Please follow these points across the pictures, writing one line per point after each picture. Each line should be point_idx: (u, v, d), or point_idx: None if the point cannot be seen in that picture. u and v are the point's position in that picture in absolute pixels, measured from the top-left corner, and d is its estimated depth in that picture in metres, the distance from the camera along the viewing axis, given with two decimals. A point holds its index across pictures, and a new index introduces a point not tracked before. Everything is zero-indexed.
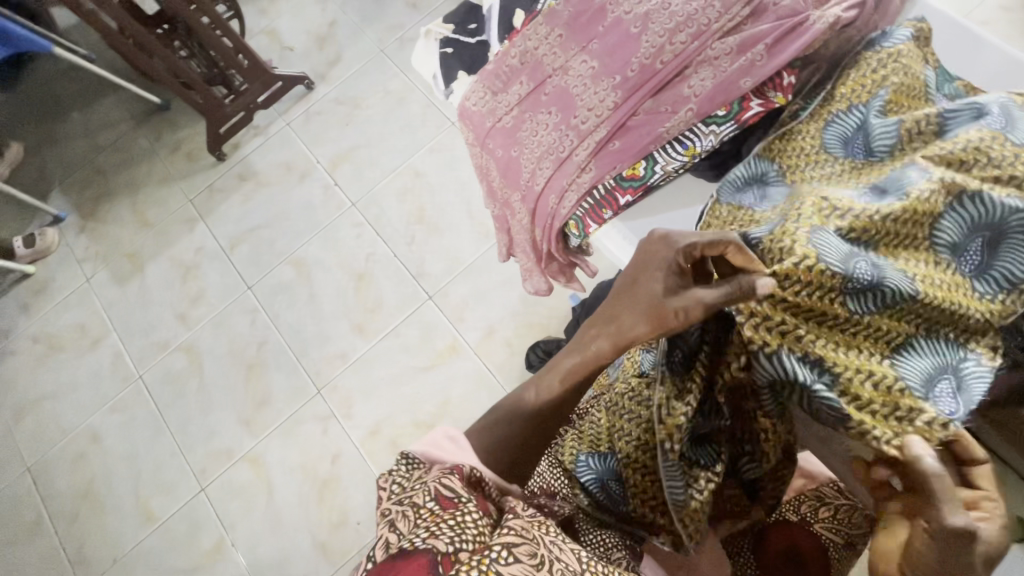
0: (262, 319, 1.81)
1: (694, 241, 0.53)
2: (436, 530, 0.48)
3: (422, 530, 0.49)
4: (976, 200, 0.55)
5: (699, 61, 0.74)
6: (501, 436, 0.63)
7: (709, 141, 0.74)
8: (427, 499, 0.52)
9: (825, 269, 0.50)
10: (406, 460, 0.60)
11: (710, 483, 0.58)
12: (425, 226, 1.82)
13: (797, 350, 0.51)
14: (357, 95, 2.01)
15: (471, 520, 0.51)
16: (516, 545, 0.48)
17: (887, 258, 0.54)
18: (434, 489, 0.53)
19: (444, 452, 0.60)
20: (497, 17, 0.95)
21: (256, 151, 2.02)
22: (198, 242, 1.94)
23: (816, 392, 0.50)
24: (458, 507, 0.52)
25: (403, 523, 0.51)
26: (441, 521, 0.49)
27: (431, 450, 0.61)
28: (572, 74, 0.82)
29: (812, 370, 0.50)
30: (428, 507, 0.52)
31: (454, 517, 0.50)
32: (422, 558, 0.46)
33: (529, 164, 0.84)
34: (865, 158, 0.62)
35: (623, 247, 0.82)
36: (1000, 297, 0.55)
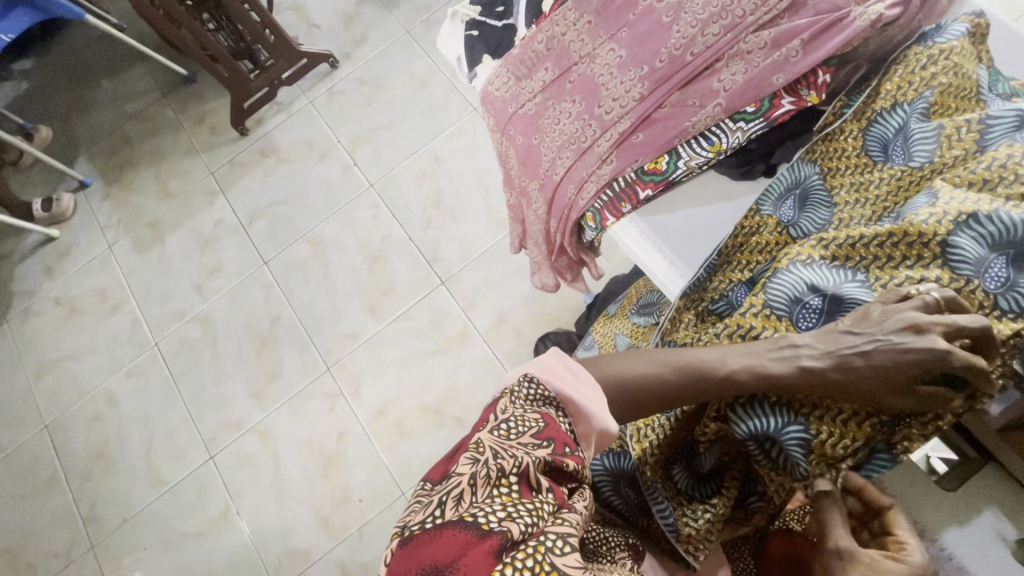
0: (276, 294, 1.83)
1: (914, 312, 0.51)
2: (513, 513, 0.47)
3: (498, 506, 0.47)
4: (990, 219, 0.54)
5: (730, 54, 0.72)
6: (636, 376, 0.59)
7: (736, 137, 0.72)
8: (513, 472, 0.50)
9: (773, 313, 0.60)
10: (525, 381, 0.58)
11: (707, 513, 0.63)
12: (441, 210, 1.81)
13: (765, 401, 0.57)
14: (380, 76, 2.00)
15: (545, 508, 0.49)
16: (572, 537, 0.48)
17: (877, 283, 0.57)
18: (525, 462, 0.51)
19: (570, 386, 0.58)
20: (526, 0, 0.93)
21: (278, 127, 2.03)
22: (218, 215, 1.96)
23: (786, 438, 0.56)
24: (535, 493, 0.50)
25: (478, 483, 0.49)
26: (517, 504, 0.48)
27: (551, 379, 0.58)
28: (599, 62, 0.80)
29: (779, 417, 0.56)
30: (509, 482, 0.49)
31: (529, 503, 0.48)
32: (491, 540, 0.45)
33: (550, 152, 0.83)
34: (903, 163, 0.62)
35: (642, 246, 0.76)
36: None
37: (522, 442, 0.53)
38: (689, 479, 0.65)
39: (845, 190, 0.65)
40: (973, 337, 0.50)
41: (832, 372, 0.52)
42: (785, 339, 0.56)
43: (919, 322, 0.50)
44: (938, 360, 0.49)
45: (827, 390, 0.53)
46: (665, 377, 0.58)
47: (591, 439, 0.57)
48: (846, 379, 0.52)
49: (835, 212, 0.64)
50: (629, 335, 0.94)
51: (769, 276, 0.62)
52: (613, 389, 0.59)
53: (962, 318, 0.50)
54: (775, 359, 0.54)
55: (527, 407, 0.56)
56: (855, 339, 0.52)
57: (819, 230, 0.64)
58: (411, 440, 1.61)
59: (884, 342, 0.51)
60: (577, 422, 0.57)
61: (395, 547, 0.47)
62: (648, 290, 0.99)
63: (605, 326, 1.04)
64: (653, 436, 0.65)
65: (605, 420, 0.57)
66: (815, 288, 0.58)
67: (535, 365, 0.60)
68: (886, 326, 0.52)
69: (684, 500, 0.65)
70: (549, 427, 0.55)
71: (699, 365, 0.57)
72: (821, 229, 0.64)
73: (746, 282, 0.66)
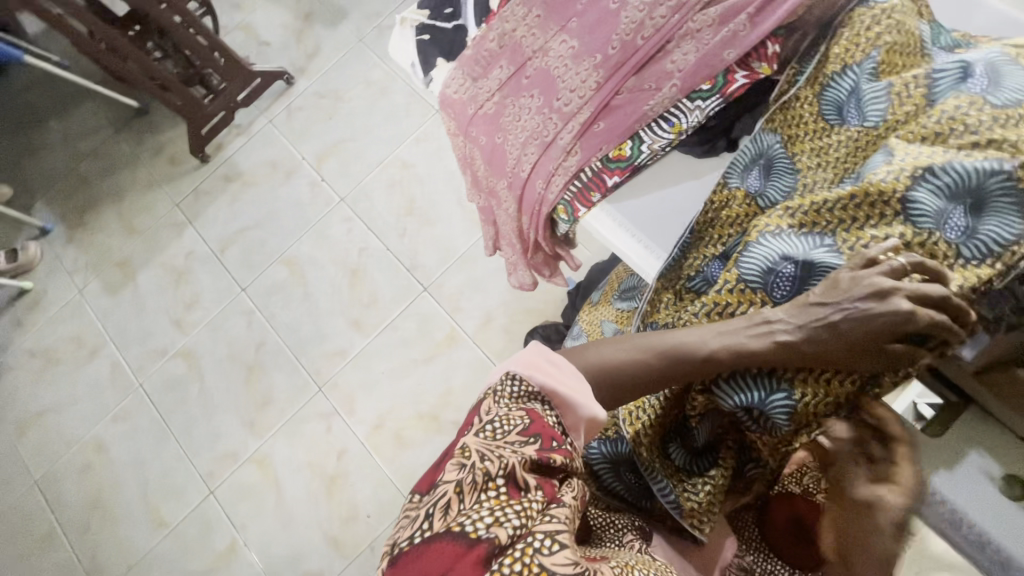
0: (258, 320, 1.81)
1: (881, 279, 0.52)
2: (501, 517, 0.47)
3: (486, 511, 0.48)
4: (946, 170, 0.55)
5: (680, 35, 0.72)
6: (620, 362, 0.59)
7: (695, 116, 0.72)
8: (500, 475, 0.50)
9: (747, 286, 0.61)
10: (507, 379, 0.58)
11: (707, 485, 0.64)
12: (416, 217, 1.80)
13: (750, 370, 0.57)
14: (338, 88, 1.97)
15: (533, 507, 0.49)
16: (562, 533, 0.47)
17: (845, 246, 0.58)
18: (511, 462, 0.51)
19: (553, 378, 0.58)
20: None
21: (240, 151, 2.00)
22: (188, 246, 1.93)
23: (774, 402, 0.56)
24: (524, 492, 0.50)
25: (465, 490, 0.49)
26: (505, 507, 0.48)
27: (533, 373, 0.58)
28: (552, 55, 0.79)
29: (766, 384, 0.57)
30: (496, 485, 0.50)
31: (518, 504, 0.49)
32: (480, 548, 0.45)
33: (514, 149, 0.82)
34: (859, 124, 0.63)
35: (615, 232, 0.76)
36: (988, 263, 0.54)
37: (509, 440, 0.53)
38: (685, 454, 0.66)
39: (806, 155, 0.66)
40: (934, 303, 0.52)
41: (804, 344, 0.54)
42: (758, 314, 0.57)
43: (884, 287, 0.52)
44: (902, 323, 0.52)
45: (805, 360, 0.54)
46: (646, 363, 0.58)
47: (580, 428, 0.57)
48: (821, 350, 0.54)
49: (799, 178, 0.65)
50: (614, 321, 0.94)
51: (740, 249, 0.63)
52: (596, 378, 0.59)
53: (926, 286, 0.52)
54: (751, 336, 0.56)
55: (512, 405, 0.56)
56: (822, 309, 0.54)
57: (786, 199, 0.65)
58: (412, 449, 1.60)
59: (852, 310, 0.53)
60: (564, 415, 0.57)
61: (387, 564, 0.47)
62: (628, 275, 1.00)
63: (590, 314, 1.04)
64: (646, 417, 0.65)
65: (592, 408, 0.57)
66: (787, 256, 0.59)
67: (516, 362, 0.59)
68: (852, 293, 0.53)
69: (683, 476, 0.66)
70: (535, 423, 0.55)
71: (677, 348, 0.57)
72: (787, 196, 0.65)
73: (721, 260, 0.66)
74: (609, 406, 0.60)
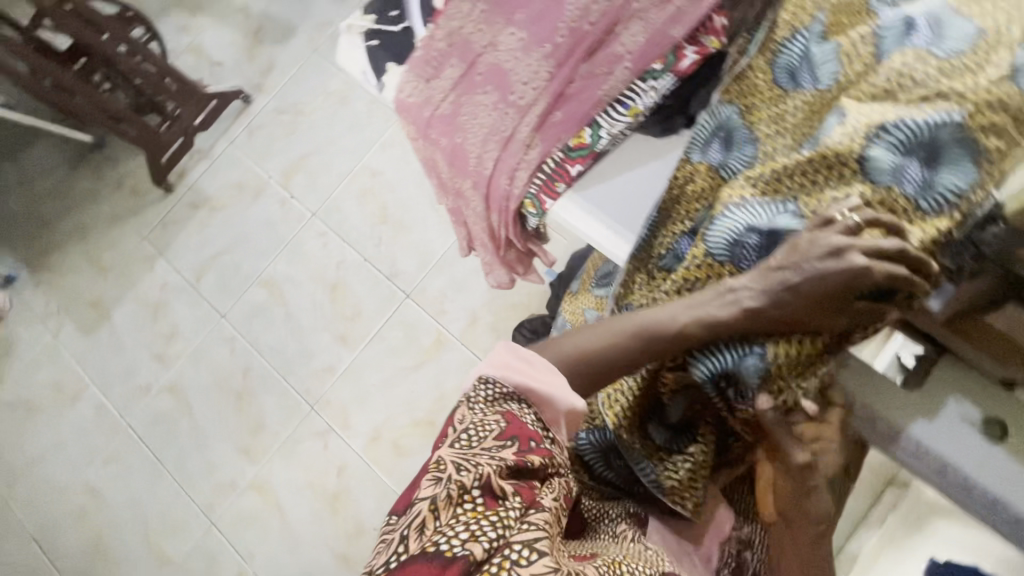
0: (241, 345, 1.78)
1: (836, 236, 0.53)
2: (477, 530, 0.47)
3: (462, 525, 0.47)
4: (899, 126, 0.55)
5: (627, 17, 0.73)
6: (595, 349, 0.61)
7: (650, 97, 0.73)
8: (475, 487, 0.50)
9: (715, 261, 0.61)
10: (481, 384, 0.58)
11: (687, 463, 0.65)
12: (390, 224, 1.78)
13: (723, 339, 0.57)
14: (297, 101, 1.94)
15: (511, 515, 0.49)
16: (540, 541, 0.47)
17: (807, 210, 0.58)
18: (486, 471, 0.50)
19: (528, 375, 0.58)
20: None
21: (204, 175, 1.96)
22: (161, 278, 1.89)
23: (748, 365, 0.56)
24: (501, 501, 0.49)
25: (440, 506, 0.49)
26: (481, 519, 0.48)
27: (507, 374, 0.58)
28: (502, 48, 0.79)
29: (738, 350, 0.57)
30: (473, 496, 0.49)
31: (495, 514, 0.48)
32: (455, 566, 0.44)
33: (474, 147, 0.80)
34: (813, 87, 0.63)
35: (585, 220, 0.76)
36: (946, 213, 0.54)
37: (485, 447, 0.53)
38: (665, 434, 0.66)
39: (765, 124, 0.66)
40: (891, 256, 0.52)
41: (770, 309, 0.55)
42: (722, 284, 0.58)
43: (839, 245, 0.53)
44: (857, 278, 0.52)
45: (774, 326, 0.55)
46: (620, 345, 0.59)
47: (560, 422, 0.58)
48: (787, 313, 0.54)
49: (760, 147, 0.65)
50: (594, 309, 0.94)
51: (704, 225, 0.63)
52: (571, 367, 0.61)
53: (885, 240, 0.52)
54: (718, 307, 0.56)
55: (487, 410, 0.56)
56: (782, 272, 0.55)
57: (748, 169, 0.64)
58: (412, 457, 1.59)
59: (811, 270, 0.54)
60: (543, 410, 0.58)
61: None
62: (603, 261, 1.00)
63: (572, 304, 1.04)
64: (625, 400, 0.65)
65: (570, 399, 0.58)
66: (752, 228, 0.60)
67: (487, 365, 0.59)
68: (811, 253, 0.54)
69: (664, 454, 0.66)
70: (511, 426, 0.55)
71: (648, 327, 0.58)
72: (749, 166, 0.64)
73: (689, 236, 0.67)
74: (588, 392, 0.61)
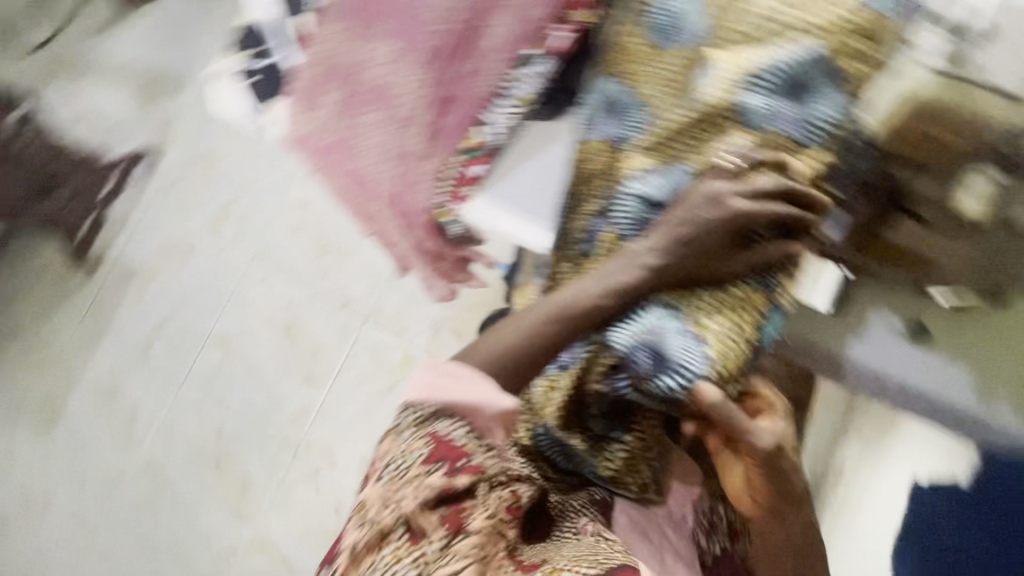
0: (207, 408, 1.73)
1: (730, 184, 0.56)
2: (401, 568, 0.54)
3: (387, 566, 0.54)
4: (771, 67, 0.56)
5: (494, 8, 0.70)
6: (517, 344, 0.60)
7: (532, 84, 0.72)
8: (397, 527, 0.55)
9: (622, 238, 0.63)
10: (406, 410, 0.60)
11: (624, 451, 0.64)
12: (331, 253, 1.74)
13: (650, 302, 0.57)
14: (207, 148, 1.87)
15: (433, 549, 0.54)
16: (460, 572, 0.53)
17: (693, 164, 0.60)
18: (407, 510, 0.56)
19: (451, 391, 0.59)
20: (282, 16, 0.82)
21: (126, 245, 1.87)
22: (108, 359, 1.81)
23: (670, 338, 0.55)
24: (424, 537, 0.55)
25: (368, 548, 0.56)
26: (404, 558, 0.54)
27: (430, 394, 0.60)
28: (374, 63, 0.74)
29: (660, 317, 0.57)
30: (394, 536, 0.55)
31: (416, 551, 0.54)
32: None
33: (371, 168, 0.76)
34: (690, 43, 0.61)
35: (497, 217, 0.75)
36: (824, 144, 0.56)
37: (410, 478, 0.57)
38: (604, 425, 0.63)
39: (650, 85, 0.63)
40: (782, 195, 0.55)
41: (670, 264, 0.56)
42: (627, 249, 0.58)
43: (721, 192, 0.56)
44: (738, 219, 0.55)
45: (671, 275, 0.56)
46: (541, 333, 0.59)
47: (494, 427, 0.59)
48: (686, 266, 0.56)
49: (650, 110, 0.63)
50: None
51: (606, 205, 0.64)
52: (495, 368, 0.60)
53: (765, 180, 0.55)
54: (626, 271, 0.57)
55: (414, 434, 0.59)
56: (676, 227, 0.56)
57: (643, 133, 0.63)
58: None
59: (697, 221, 0.56)
60: (474, 419, 0.59)
61: None
62: None
63: (521, 296, 1.03)
64: (558, 399, 0.62)
65: (500, 400, 0.58)
66: (650, 202, 0.61)
67: (413, 387, 0.61)
68: (693, 203, 0.56)
69: (603, 444, 0.64)
70: (436, 449, 0.58)
71: (564, 308, 0.59)
72: (643, 131, 0.63)
73: (603, 214, 0.64)
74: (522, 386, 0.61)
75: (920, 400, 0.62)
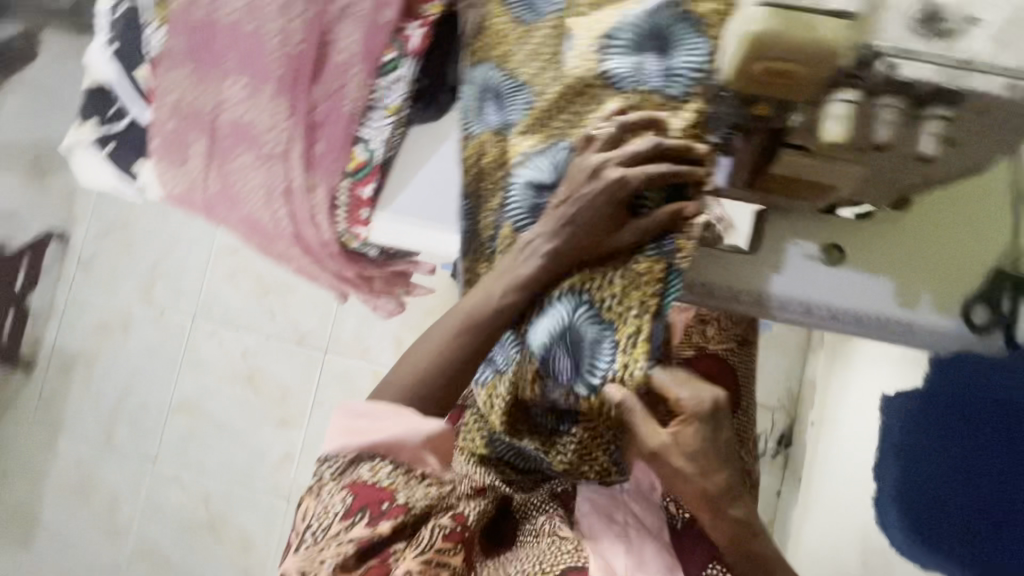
0: (187, 478, 1.67)
1: (610, 155, 0.54)
2: None
3: None
4: (624, 27, 0.54)
5: (335, 20, 0.70)
6: (434, 361, 0.58)
7: (400, 89, 0.71)
8: None
9: (520, 228, 0.60)
10: (325, 463, 0.58)
11: (574, 441, 0.61)
12: (274, 291, 1.68)
13: (562, 292, 0.57)
14: (119, 215, 1.77)
15: None
16: None
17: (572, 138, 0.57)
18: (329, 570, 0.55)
19: (368, 430, 0.57)
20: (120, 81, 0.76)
21: (61, 334, 1.77)
22: (72, 454, 1.74)
23: (573, 320, 0.56)
24: None
25: None
26: None
27: (347, 439, 0.57)
28: (230, 104, 0.73)
29: (569, 306, 0.56)
30: None
31: None
32: None
33: (261, 211, 0.75)
34: (551, 11, 0.63)
35: (405, 230, 0.73)
36: (696, 93, 0.52)
37: (332, 534, 0.57)
38: (551, 419, 0.62)
39: (525, 64, 0.63)
40: (670, 153, 0.53)
41: (563, 246, 0.55)
42: (520, 239, 0.58)
43: (596, 165, 0.54)
44: (620, 190, 0.53)
45: (569, 259, 0.56)
46: (453, 344, 0.58)
47: (422, 453, 0.57)
48: (577, 248, 0.55)
49: (530, 88, 0.61)
50: None
51: (502, 199, 0.62)
52: (414, 396, 0.58)
53: (636, 145, 0.53)
54: (522, 261, 0.57)
55: (335, 488, 0.57)
56: (564, 208, 0.55)
57: (526, 113, 0.61)
58: None
59: (580, 198, 0.54)
60: (398, 453, 0.57)
61: None
62: None
63: None
64: (499, 404, 0.62)
65: (422, 424, 0.56)
66: (539, 185, 0.58)
67: (330, 438, 0.59)
68: (576, 182, 0.55)
69: (553, 439, 0.62)
70: (357, 498, 0.56)
71: (473, 314, 0.58)
72: (527, 108, 0.61)
73: (505, 209, 0.61)
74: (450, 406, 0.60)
75: (840, 319, 0.62)
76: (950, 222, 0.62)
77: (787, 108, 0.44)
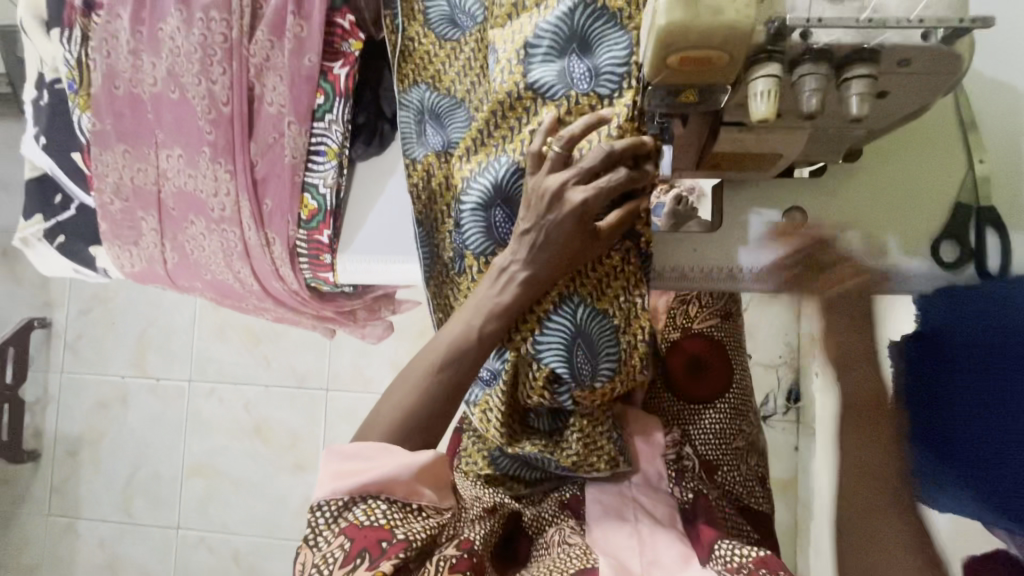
0: (214, 539, 1.66)
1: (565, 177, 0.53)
2: None
3: None
4: (540, 34, 0.56)
5: (256, 74, 0.72)
6: (416, 401, 0.58)
7: (336, 130, 0.72)
8: None
9: (483, 255, 0.60)
10: (319, 511, 0.56)
11: (578, 437, 0.62)
12: (264, 340, 1.67)
13: (550, 304, 0.57)
14: (95, 291, 1.76)
15: None
16: None
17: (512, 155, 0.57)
18: None
19: (360, 471, 0.56)
20: (65, 175, 0.84)
21: (59, 420, 1.75)
22: (95, 536, 1.73)
23: (574, 324, 0.57)
24: None
25: None
26: None
27: (338, 485, 0.56)
28: (171, 173, 0.78)
29: (562, 312, 0.57)
30: None
31: None
32: None
33: (225, 270, 0.84)
34: (472, 24, 0.64)
35: (369, 268, 0.75)
36: (626, 87, 0.53)
37: None
38: (548, 420, 0.64)
39: (459, 84, 0.64)
40: (626, 154, 0.52)
41: (538, 272, 0.55)
42: (493, 265, 0.58)
43: (557, 186, 0.53)
44: (586, 211, 0.53)
45: (545, 282, 0.56)
46: (436, 377, 0.58)
47: (417, 487, 0.57)
48: (553, 270, 0.55)
49: (467, 106, 0.62)
50: None
51: (457, 224, 0.62)
52: (402, 432, 0.58)
53: (586, 158, 0.52)
54: (498, 293, 0.57)
55: (332, 534, 0.54)
56: (528, 231, 0.55)
57: (467, 130, 0.62)
58: None
59: (547, 222, 0.54)
60: (393, 490, 0.56)
61: None
62: None
63: None
64: (496, 415, 0.62)
65: (411, 460, 0.56)
66: (487, 203, 0.58)
67: (320, 485, 0.57)
68: (542, 206, 0.53)
69: (555, 440, 0.64)
70: (356, 541, 0.53)
71: (453, 348, 0.58)
72: (467, 125, 0.62)
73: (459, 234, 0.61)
74: (443, 434, 0.60)
75: (825, 278, 0.61)
76: (909, 154, 0.60)
77: (714, 90, 0.43)
